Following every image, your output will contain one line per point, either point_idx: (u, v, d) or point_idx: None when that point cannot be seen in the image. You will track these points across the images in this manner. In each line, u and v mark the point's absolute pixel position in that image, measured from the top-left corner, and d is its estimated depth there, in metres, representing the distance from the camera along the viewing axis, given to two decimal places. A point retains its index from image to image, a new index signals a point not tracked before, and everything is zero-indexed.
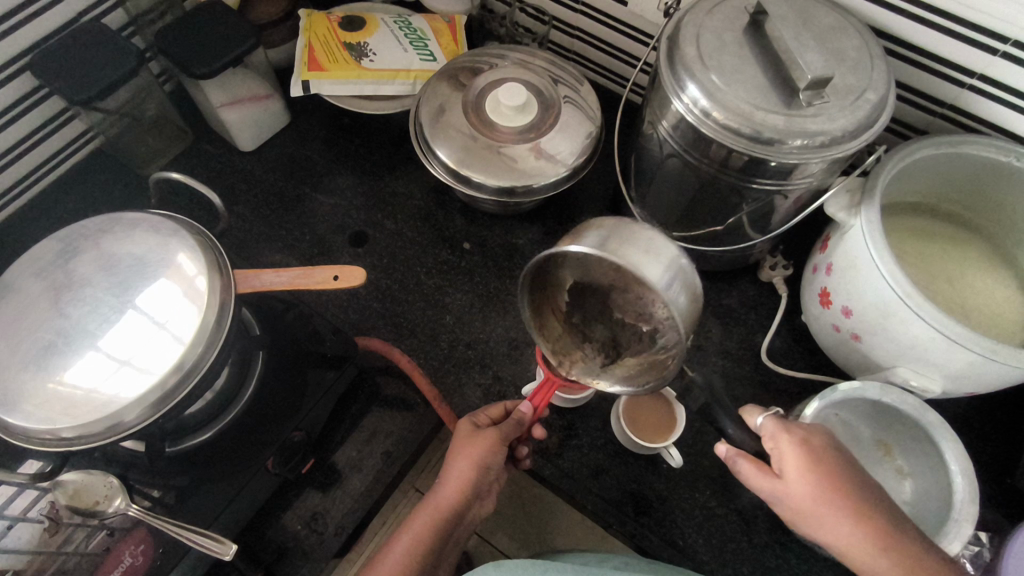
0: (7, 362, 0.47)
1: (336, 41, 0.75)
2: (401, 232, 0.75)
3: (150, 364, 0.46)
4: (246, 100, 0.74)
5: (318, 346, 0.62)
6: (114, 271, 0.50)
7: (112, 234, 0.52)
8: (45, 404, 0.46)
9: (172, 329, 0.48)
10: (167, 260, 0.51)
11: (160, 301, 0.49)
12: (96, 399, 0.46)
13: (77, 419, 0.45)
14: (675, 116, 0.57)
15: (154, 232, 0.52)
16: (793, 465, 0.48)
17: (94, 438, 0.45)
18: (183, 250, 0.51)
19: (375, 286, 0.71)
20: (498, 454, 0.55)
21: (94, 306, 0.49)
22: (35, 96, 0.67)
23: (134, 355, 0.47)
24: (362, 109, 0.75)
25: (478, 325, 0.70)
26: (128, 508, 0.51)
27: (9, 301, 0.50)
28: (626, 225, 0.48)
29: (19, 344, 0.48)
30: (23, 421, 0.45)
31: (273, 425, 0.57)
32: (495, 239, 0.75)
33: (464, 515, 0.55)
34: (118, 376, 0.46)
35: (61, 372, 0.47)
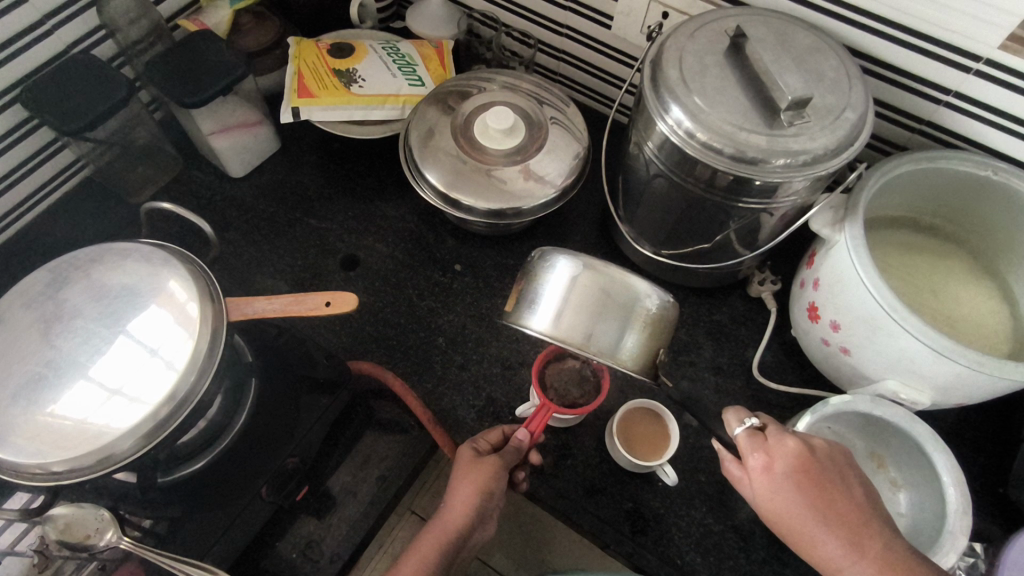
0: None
1: (325, 68, 0.76)
2: (393, 255, 0.75)
3: (143, 393, 0.46)
4: (236, 127, 0.75)
5: (310, 371, 0.61)
6: (106, 301, 0.50)
7: (104, 263, 0.52)
8: (35, 437, 0.45)
9: (165, 357, 0.47)
10: (158, 288, 0.51)
11: (151, 329, 0.49)
12: (87, 431, 0.45)
13: (69, 451, 0.45)
14: (661, 138, 0.58)
15: (146, 262, 0.52)
16: (763, 483, 0.48)
17: (86, 471, 0.45)
18: (175, 278, 0.51)
19: (367, 309, 0.71)
20: (498, 478, 0.55)
21: (86, 335, 0.49)
22: (24, 127, 0.68)
23: (124, 384, 0.47)
24: (352, 134, 0.75)
25: (471, 346, 0.70)
26: (120, 541, 0.50)
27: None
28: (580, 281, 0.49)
29: (8, 376, 0.47)
30: (13, 455, 0.45)
31: (268, 452, 0.57)
32: (487, 260, 0.75)
33: (470, 537, 0.55)
34: (109, 406, 0.46)
35: (51, 404, 0.46)
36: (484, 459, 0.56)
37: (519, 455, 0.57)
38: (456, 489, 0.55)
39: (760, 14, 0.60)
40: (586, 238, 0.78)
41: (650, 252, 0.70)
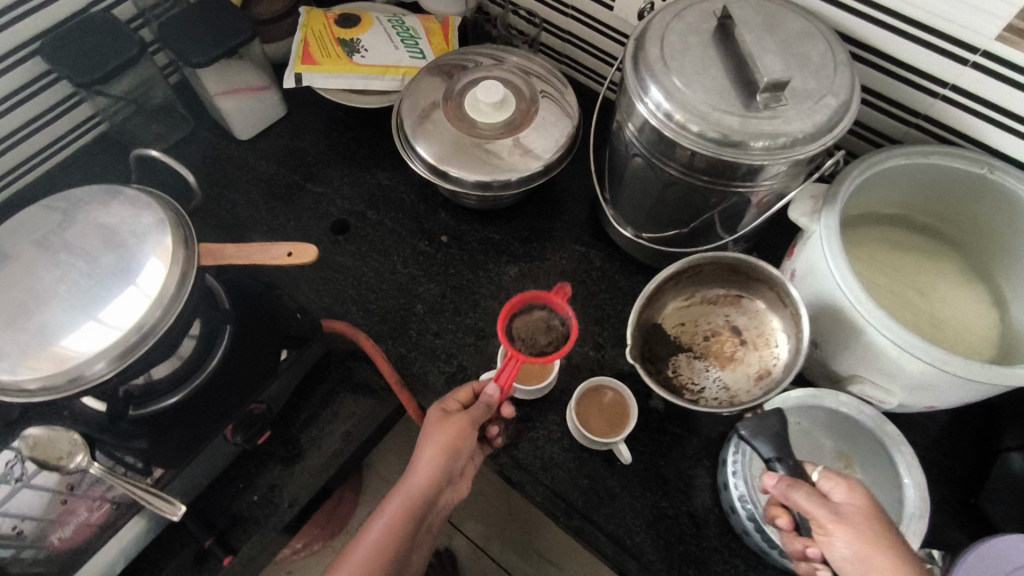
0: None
1: (331, 37, 0.78)
2: (382, 222, 0.77)
3: (110, 323, 0.49)
4: (243, 90, 0.78)
5: (284, 325, 0.63)
6: (89, 239, 0.54)
7: (92, 204, 0.56)
8: (11, 357, 0.49)
9: (134, 291, 0.50)
10: (139, 229, 0.54)
11: (127, 265, 0.52)
12: (59, 354, 0.48)
13: (40, 371, 0.48)
14: (640, 118, 0.58)
15: (129, 204, 0.55)
16: (852, 515, 0.43)
17: (58, 390, 0.48)
18: (152, 220, 0.54)
19: (352, 273, 0.73)
20: (462, 433, 0.56)
21: (71, 266, 0.52)
22: (45, 80, 0.72)
23: (106, 313, 0.49)
24: (351, 104, 0.78)
25: (447, 315, 0.71)
26: (89, 465, 0.54)
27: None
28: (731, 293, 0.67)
29: None
30: None
31: (236, 397, 0.59)
32: (473, 234, 0.76)
33: (438, 497, 0.56)
34: (90, 333, 0.49)
35: (28, 329, 0.50)
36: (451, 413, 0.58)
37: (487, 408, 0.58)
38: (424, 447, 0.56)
39: None
40: (574, 219, 0.77)
41: (630, 234, 0.70)
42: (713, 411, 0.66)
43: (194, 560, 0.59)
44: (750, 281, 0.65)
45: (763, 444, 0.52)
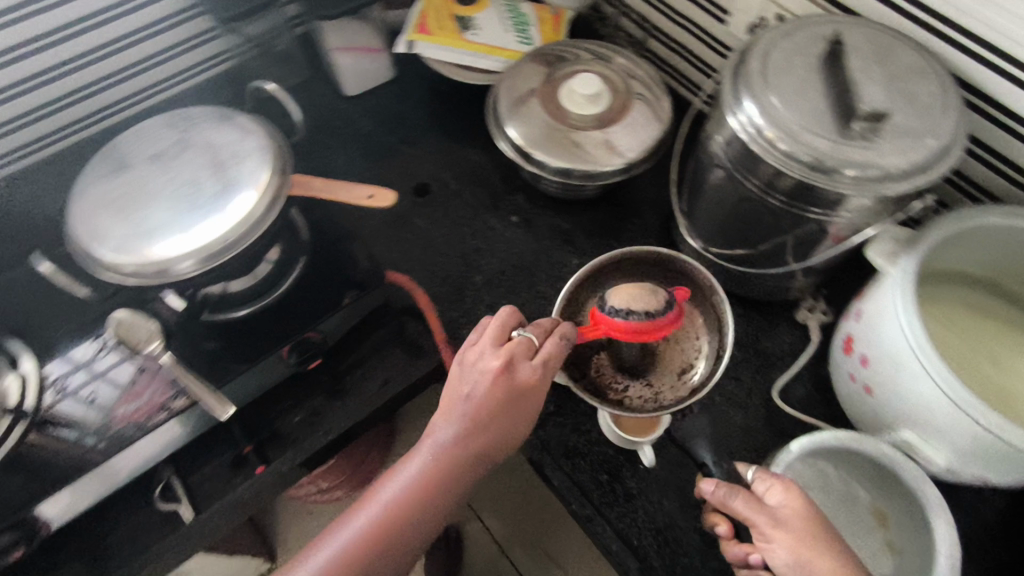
0: (103, 204, 0.57)
1: (448, 13, 0.82)
2: (460, 193, 0.80)
3: (204, 227, 0.54)
4: (359, 48, 0.83)
5: (349, 271, 0.69)
6: (202, 154, 0.60)
7: (211, 125, 0.62)
8: (117, 241, 0.55)
9: (230, 204, 0.56)
10: (243, 154, 0.59)
11: (226, 183, 0.57)
12: (157, 246, 0.54)
13: (138, 257, 0.54)
14: (730, 130, 0.58)
15: (241, 129, 0.61)
16: (785, 521, 0.47)
17: (147, 278, 0.54)
18: (257, 146, 0.59)
19: (423, 234, 0.77)
20: (494, 406, 0.51)
21: (180, 176, 0.58)
22: (191, 11, 0.80)
23: (201, 218, 0.55)
24: (463, 78, 0.80)
25: (504, 291, 0.73)
26: (161, 355, 0.57)
27: (121, 161, 0.61)
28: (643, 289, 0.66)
29: (116, 193, 0.58)
30: (99, 251, 0.54)
31: (296, 323, 0.65)
32: (543, 219, 0.78)
33: (462, 481, 0.51)
34: (183, 232, 0.55)
35: (135, 221, 0.56)
36: (479, 385, 0.51)
37: (527, 379, 0.52)
38: (445, 418, 0.52)
39: (868, 27, 0.57)
40: (646, 223, 0.78)
41: (697, 245, 0.69)
42: (748, 437, 0.64)
43: (230, 466, 0.62)
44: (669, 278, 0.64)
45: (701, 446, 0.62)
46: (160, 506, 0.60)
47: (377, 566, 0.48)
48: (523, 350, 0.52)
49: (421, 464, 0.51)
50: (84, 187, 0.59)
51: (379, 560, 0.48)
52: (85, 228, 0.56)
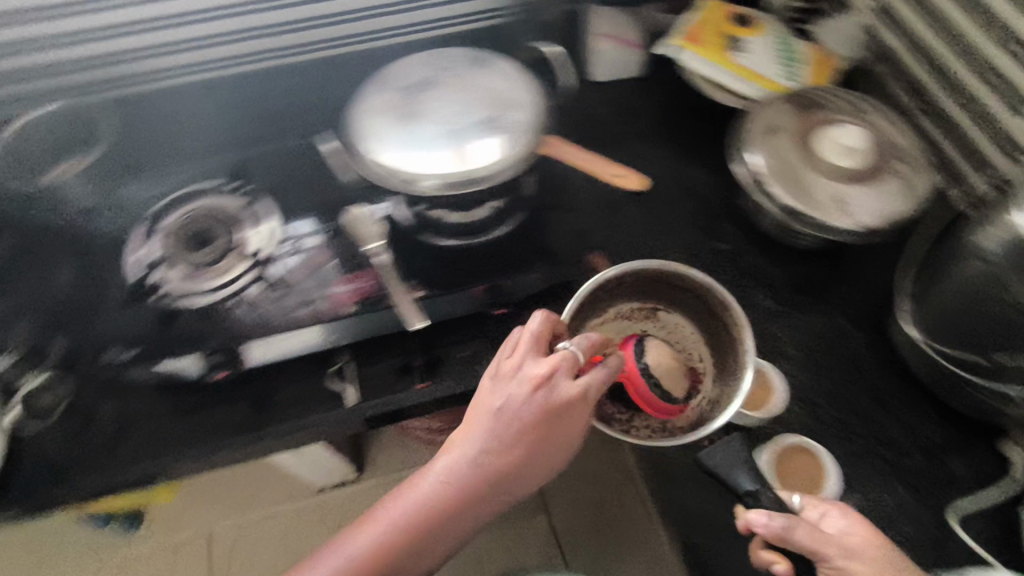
0: (378, 108, 0.63)
1: (720, 29, 0.82)
2: (673, 201, 0.79)
3: (456, 158, 0.59)
4: (624, 41, 0.85)
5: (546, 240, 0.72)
6: (470, 90, 0.64)
7: (484, 67, 0.66)
8: (380, 143, 0.61)
9: (484, 145, 0.60)
10: (509, 102, 0.63)
11: (486, 123, 0.61)
12: (410, 159, 0.59)
13: (392, 164, 0.60)
14: (1011, 229, 0.53)
15: (510, 80, 0.65)
16: (856, 551, 0.49)
17: (394, 183, 0.60)
18: (521, 102, 0.63)
19: (626, 228, 0.76)
20: (525, 426, 0.50)
21: (447, 102, 0.63)
22: None
23: (456, 149, 0.60)
24: (719, 97, 0.79)
25: (688, 309, 0.72)
26: (377, 252, 0.65)
27: (400, 74, 0.67)
28: (643, 303, 0.72)
29: (389, 100, 0.64)
30: (364, 147, 0.61)
31: (495, 270, 0.69)
32: (747, 256, 0.75)
33: (495, 490, 0.52)
34: (437, 155, 0.59)
35: (398, 130, 0.61)
36: (512, 399, 0.51)
37: (560, 400, 0.51)
38: (477, 427, 0.51)
39: None
40: (856, 293, 0.73)
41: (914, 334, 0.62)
42: (906, 542, 0.60)
43: (395, 371, 0.65)
44: (680, 292, 0.69)
45: (741, 475, 0.57)
46: (330, 381, 0.64)
47: (405, 563, 0.51)
48: (557, 372, 0.51)
49: (446, 474, 0.51)
50: (366, 89, 0.65)
51: (412, 550, 0.51)
52: (359, 124, 0.62)
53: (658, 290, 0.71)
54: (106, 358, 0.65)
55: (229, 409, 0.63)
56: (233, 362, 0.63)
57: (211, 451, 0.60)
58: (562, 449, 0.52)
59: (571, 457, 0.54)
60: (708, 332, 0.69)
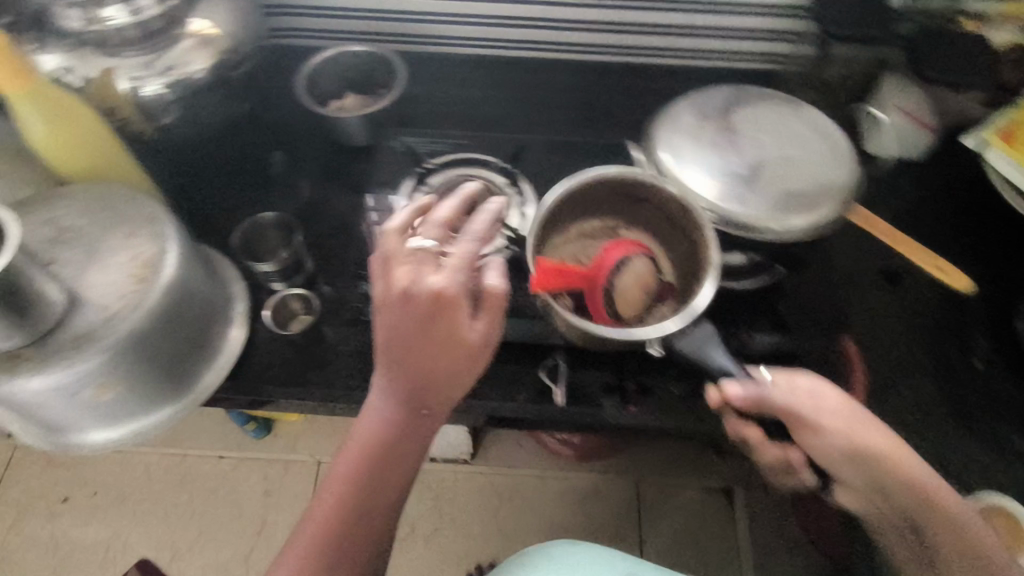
0: (687, 126, 0.63)
1: None
2: (929, 300, 0.72)
3: (740, 202, 0.58)
4: (914, 117, 0.76)
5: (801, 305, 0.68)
6: (779, 148, 0.62)
7: (800, 128, 0.64)
8: (672, 154, 0.61)
9: (773, 204, 0.58)
10: (815, 173, 0.60)
11: (785, 186, 0.59)
12: (696, 183, 0.59)
13: (676, 178, 0.59)
14: None
15: (822, 155, 0.62)
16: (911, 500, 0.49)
17: (669, 195, 0.59)
18: (825, 180, 0.60)
19: (873, 314, 0.70)
20: (405, 336, 0.49)
21: (754, 149, 0.62)
22: (793, 12, 0.83)
23: (742, 195, 0.58)
24: (1015, 204, 0.74)
25: (927, 423, 0.65)
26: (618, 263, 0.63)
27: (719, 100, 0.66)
28: (639, 234, 0.65)
29: (698, 120, 0.63)
30: (656, 152, 0.61)
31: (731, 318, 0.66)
32: (1007, 385, 0.66)
33: (412, 430, 0.53)
34: (722, 191, 0.58)
35: (696, 151, 0.61)
36: (394, 315, 0.49)
37: (439, 316, 0.49)
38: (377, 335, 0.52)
39: None
40: None
41: None
42: None
43: (600, 387, 0.66)
44: (636, 203, 0.63)
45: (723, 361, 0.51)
46: (539, 377, 0.67)
47: (366, 520, 0.53)
48: (418, 271, 0.49)
49: (376, 418, 0.52)
50: (677, 104, 0.65)
51: (364, 511, 0.53)
52: (664, 134, 0.62)
53: (618, 207, 0.64)
54: (356, 293, 0.70)
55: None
56: None
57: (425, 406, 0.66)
58: (454, 358, 0.50)
59: (479, 362, 0.51)
60: (682, 265, 0.61)
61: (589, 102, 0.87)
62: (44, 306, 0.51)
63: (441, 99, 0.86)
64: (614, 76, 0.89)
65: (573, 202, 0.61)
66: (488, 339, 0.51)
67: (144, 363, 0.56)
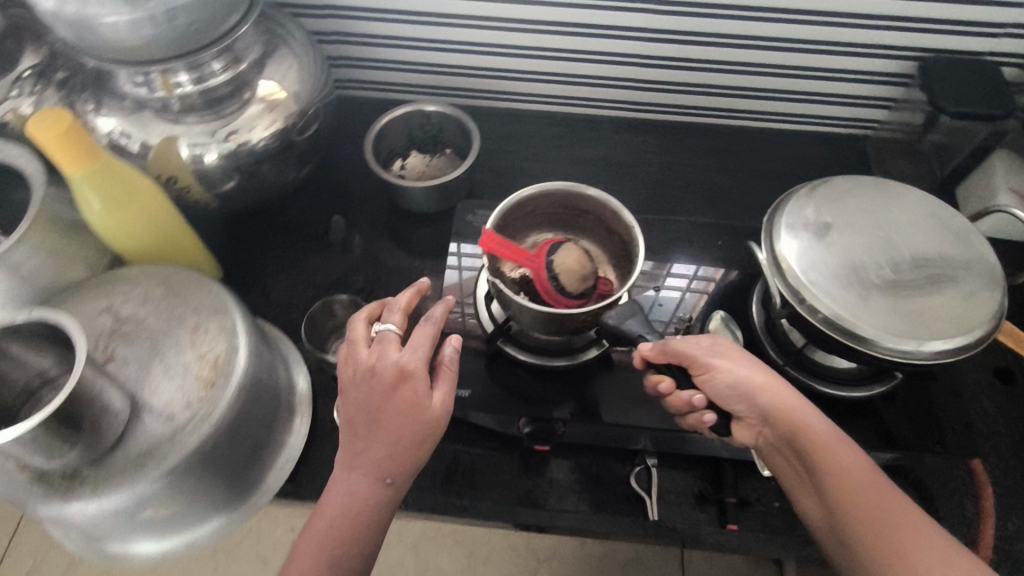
0: (809, 220, 0.56)
1: None
2: None
3: (869, 310, 0.51)
4: None
5: (937, 420, 0.62)
6: (927, 251, 0.54)
7: (954, 233, 0.56)
8: (799, 242, 0.55)
9: (907, 319, 0.51)
10: (960, 280, 0.52)
11: (927, 300, 0.51)
12: (821, 280, 0.53)
13: (800, 271, 0.53)
14: None
15: (977, 266, 0.54)
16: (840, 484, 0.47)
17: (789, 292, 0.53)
18: (977, 296, 0.52)
19: (990, 420, 0.64)
20: (369, 408, 0.50)
21: (884, 247, 0.54)
22: (893, 78, 0.77)
23: (874, 301, 0.51)
24: None
25: None
26: None
27: (864, 192, 0.59)
28: (592, 243, 0.63)
29: (834, 209, 0.57)
30: (784, 236, 0.55)
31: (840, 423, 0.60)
32: None
33: (376, 504, 0.50)
34: (852, 294, 0.52)
35: (828, 243, 0.55)
36: (357, 390, 0.50)
37: (402, 388, 0.49)
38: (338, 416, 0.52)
39: None
40: None
41: None
42: None
43: (693, 494, 0.61)
44: (578, 216, 0.61)
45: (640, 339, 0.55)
46: (628, 483, 0.62)
47: None
48: (380, 349, 0.51)
49: (344, 493, 0.49)
50: (799, 194, 0.59)
51: None
52: (784, 227, 0.56)
53: (567, 218, 0.63)
54: None
55: (527, 478, 0.62)
56: (548, 434, 0.59)
57: (501, 517, 0.60)
58: (419, 425, 0.49)
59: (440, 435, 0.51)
60: (616, 256, 0.61)
61: (671, 172, 0.83)
62: (105, 421, 0.45)
63: (517, 165, 0.83)
64: (697, 141, 0.86)
65: (515, 214, 0.59)
66: (446, 408, 0.51)
67: (207, 477, 0.50)
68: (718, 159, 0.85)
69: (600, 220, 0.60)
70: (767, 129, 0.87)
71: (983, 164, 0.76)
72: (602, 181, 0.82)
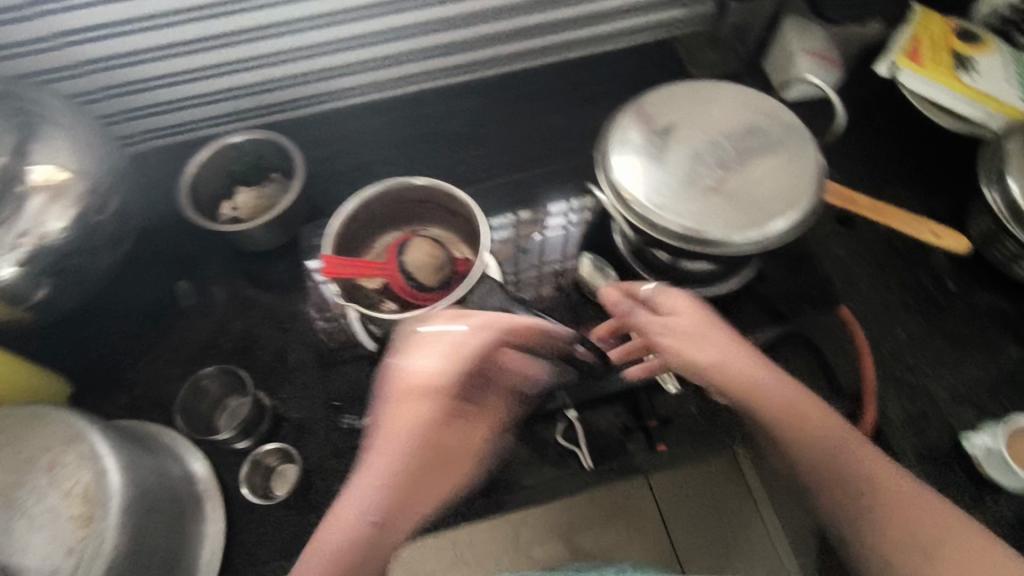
0: (638, 144, 0.57)
1: (946, 47, 0.73)
2: (887, 237, 0.72)
3: (715, 216, 0.53)
4: (821, 57, 0.76)
5: (807, 281, 0.68)
6: (745, 146, 0.57)
7: (763, 118, 0.59)
8: (634, 172, 0.55)
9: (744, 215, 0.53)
10: (786, 160, 0.56)
11: (758, 191, 0.54)
12: (664, 201, 0.54)
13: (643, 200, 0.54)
14: None
15: (790, 143, 0.57)
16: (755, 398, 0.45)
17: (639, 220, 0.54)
18: (799, 172, 0.55)
19: (843, 269, 0.70)
20: (386, 436, 0.43)
21: (714, 152, 0.57)
22: None
23: (716, 205, 0.54)
24: (932, 116, 0.75)
25: (929, 359, 0.65)
26: None
27: (679, 102, 0.60)
28: (439, 232, 0.60)
29: (657, 129, 0.58)
30: (618, 170, 0.56)
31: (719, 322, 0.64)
32: (983, 300, 0.68)
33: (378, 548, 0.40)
34: (695, 207, 0.54)
35: (659, 165, 0.56)
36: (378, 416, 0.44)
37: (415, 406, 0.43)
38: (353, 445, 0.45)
39: None
40: None
41: None
42: None
43: (617, 428, 0.63)
44: (416, 206, 0.59)
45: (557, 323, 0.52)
46: (556, 442, 0.63)
47: None
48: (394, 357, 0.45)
49: (354, 509, 0.40)
50: (621, 120, 0.59)
51: None
52: (619, 156, 0.56)
53: (405, 212, 0.60)
54: (332, 423, 0.62)
55: None
56: None
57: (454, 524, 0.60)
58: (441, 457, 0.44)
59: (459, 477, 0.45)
60: (465, 234, 0.59)
61: (506, 126, 0.82)
62: None
63: (351, 170, 0.78)
64: (521, 88, 0.85)
65: (354, 227, 0.56)
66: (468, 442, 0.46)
67: None
68: (546, 99, 0.84)
69: (438, 204, 0.58)
70: (582, 58, 0.87)
71: (778, 34, 0.78)
72: (442, 159, 0.79)
